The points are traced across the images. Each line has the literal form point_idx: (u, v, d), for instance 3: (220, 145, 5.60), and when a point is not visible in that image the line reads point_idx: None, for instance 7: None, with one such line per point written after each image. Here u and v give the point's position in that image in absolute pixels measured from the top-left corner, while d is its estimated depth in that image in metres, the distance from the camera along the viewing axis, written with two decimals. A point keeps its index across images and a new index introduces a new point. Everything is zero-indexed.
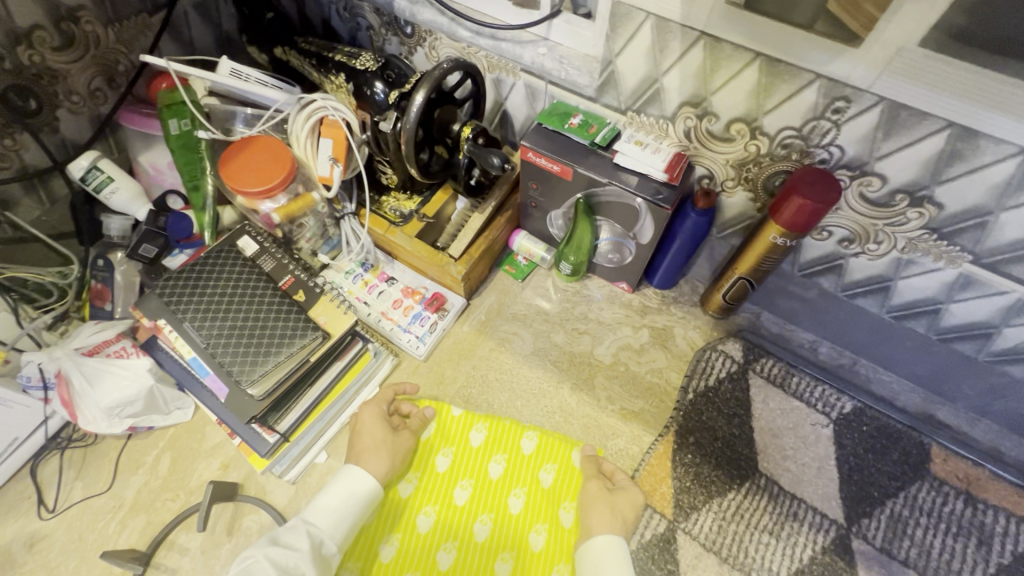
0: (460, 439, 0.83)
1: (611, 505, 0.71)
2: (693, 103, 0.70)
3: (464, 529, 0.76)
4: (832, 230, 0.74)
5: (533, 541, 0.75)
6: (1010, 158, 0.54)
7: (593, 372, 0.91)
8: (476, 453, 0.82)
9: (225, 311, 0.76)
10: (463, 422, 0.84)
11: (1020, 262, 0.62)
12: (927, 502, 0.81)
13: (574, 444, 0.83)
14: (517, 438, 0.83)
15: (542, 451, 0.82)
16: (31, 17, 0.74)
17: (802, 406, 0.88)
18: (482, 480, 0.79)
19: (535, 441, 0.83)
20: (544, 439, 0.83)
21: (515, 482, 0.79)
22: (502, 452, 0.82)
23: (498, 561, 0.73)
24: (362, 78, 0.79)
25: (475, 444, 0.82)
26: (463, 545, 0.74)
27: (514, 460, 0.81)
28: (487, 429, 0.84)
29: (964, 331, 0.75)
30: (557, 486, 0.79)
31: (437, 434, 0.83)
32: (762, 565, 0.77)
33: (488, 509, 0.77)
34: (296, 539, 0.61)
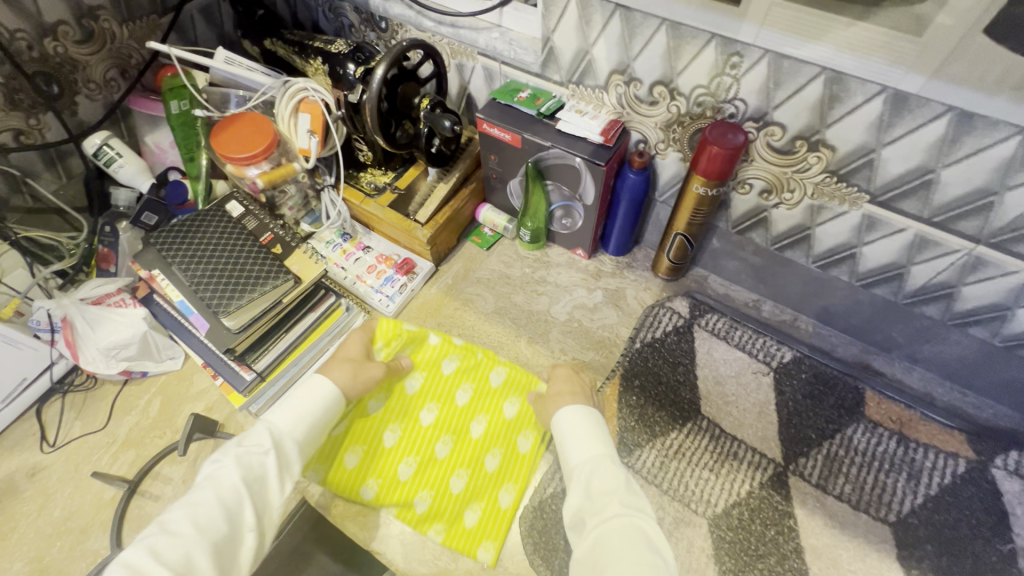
0: (432, 365, 0.92)
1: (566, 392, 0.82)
2: (620, 71, 0.80)
3: (426, 446, 0.85)
4: (752, 182, 0.81)
5: (487, 462, 0.84)
6: (876, 97, 0.62)
7: (549, 324, 0.98)
8: (450, 380, 0.90)
9: (209, 257, 0.88)
10: (439, 350, 0.93)
11: (908, 196, 0.70)
12: (862, 443, 0.85)
13: (529, 377, 0.91)
14: (489, 368, 0.92)
15: (510, 381, 0.91)
16: (58, 13, 0.87)
17: (744, 356, 0.94)
18: (448, 406, 0.88)
19: (503, 375, 0.91)
20: (512, 376, 0.91)
21: (480, 411, 0.88)
22: (468, 382, 0.90)
23: (453, 476, 0.82)
24: (335, 60, 0.91)
25: (447, 372, 0.91)
26: (422, 459, 0.84)
27: (476, 385, 0.90)
28: (458, 360, 0.92)
29: (880, 274, 0.82)
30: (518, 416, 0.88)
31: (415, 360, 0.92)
32: (701, 497, 0.81)
33: (450, 432, 0.86)
34: (257, 442, 0.67)
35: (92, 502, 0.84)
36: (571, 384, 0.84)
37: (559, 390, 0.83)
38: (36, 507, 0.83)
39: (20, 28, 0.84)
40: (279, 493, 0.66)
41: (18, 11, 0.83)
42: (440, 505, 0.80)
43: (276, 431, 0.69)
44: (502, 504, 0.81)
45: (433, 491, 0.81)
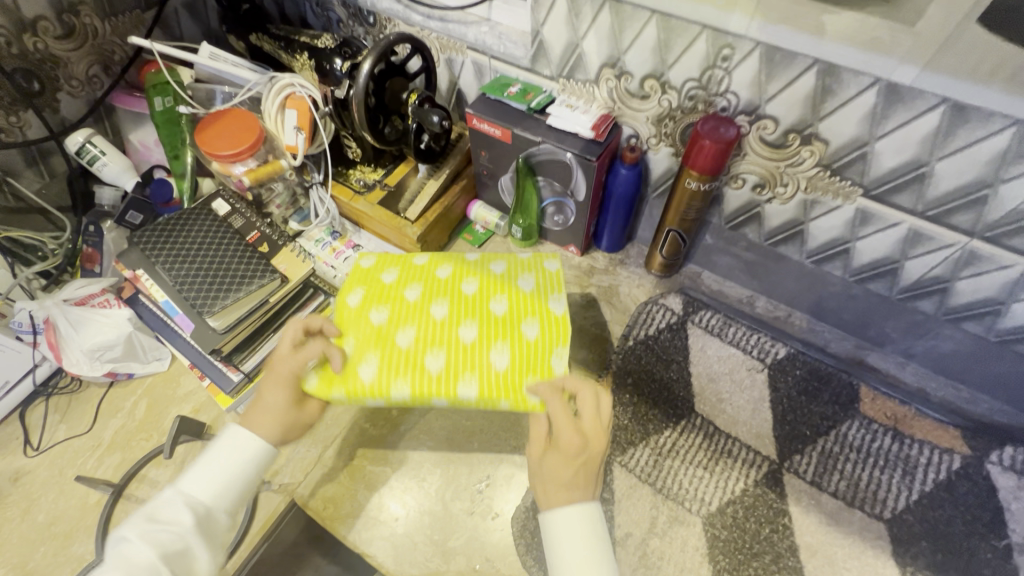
0: (427, 274, 0.78)
1: (560, 458, 0.60)
2: (610, 64, 0.79)
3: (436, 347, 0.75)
4: (745, 177, 0.80)
5: (516, 366, 0.79)
6: (869, 89, 0.62)
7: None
8: (461, 297, 0.75)
9: (194, 257, 0.86)
10: (429, 264, 0.80)
11: (902, 190, 0.69)
12: (857, 439, 0.84)
13: (556, 289, 0.76)
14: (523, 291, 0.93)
15: (532, 296, 0.75)
16: (36, 8, 0.85)
17: (738, 353, 0.93)
18: (453, 343, 0.71)
19: (529, 337, 0.71)
20: (544, 277, 0.77)
21: (494, 340, 0.71)
22: (472, 319, 0.73)
23: None
24: (322, 55, 0.90)
25: (438, 367, 0.69)
26: None
27: (455, 354, 0.70)
28: (454, 266, 0.79)
29: (874, 269, 0.81)
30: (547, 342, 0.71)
31: (404, 273, 0.78)
32: (695, 495, 0.80)
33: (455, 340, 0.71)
34: (175, 520, 0.55)
35: (77, 507, 0.82)
36: (573, 470, 0.60)
37: (548, 478, 0.60)
38: (20, 512, 0.81)
39: None
40: (210, 562, 0.55)
41: None
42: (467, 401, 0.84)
43: (198, 502, 0.58)
44: None
45: None
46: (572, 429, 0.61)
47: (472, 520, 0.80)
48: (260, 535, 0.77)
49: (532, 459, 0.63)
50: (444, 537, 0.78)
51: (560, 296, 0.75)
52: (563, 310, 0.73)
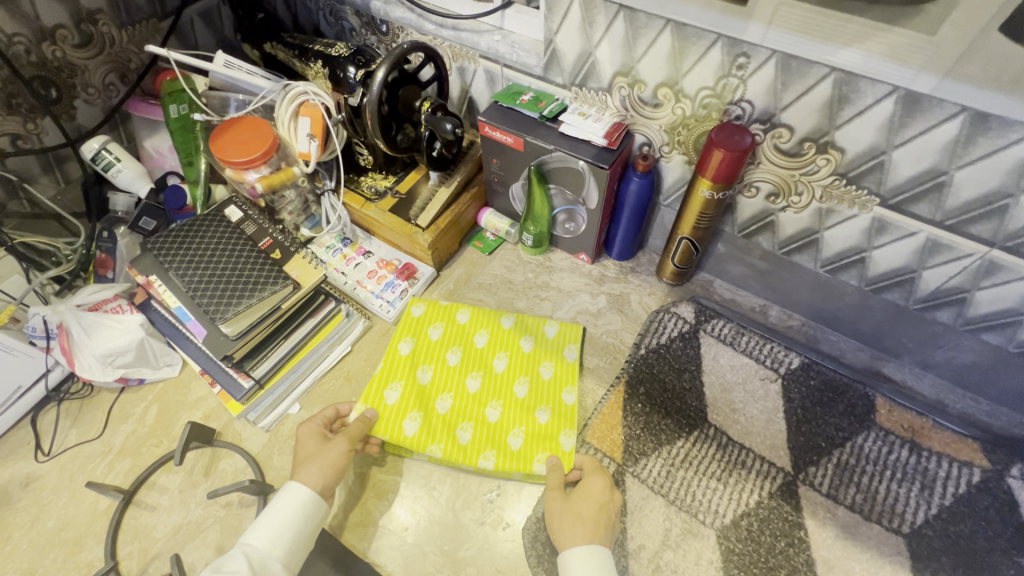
0: (466, 339, 0.94)
1: (572, 510, 0.73)
2: (623, 73, 0.79)
3: (458, 383, 0.89)
4: (759, 185, 0.80)
5: (538, 417, 0.85)
6: (886, 98, 0.61)
7: (549, 319, 0.97)
8: (492, 372, 0.90)
9: (207, 262, 0.87)
10: (467, 328, 0.95)
11: (920, 199, 0.68)
12: (874, 451, 0.83)
13: (569, 382, 0.89)
14: (540, 325, 0.96)
15: (551, 384, 0.89)
16: (56, 17, 0.87)
17: (752, 362, 0.92)
18: (489, 371, 0.90)
19: (551, 370, 0.90)
20: (561, 367, 0.91)
21: (514, 423, 0.85)
22: (498, 399, 0.87)
23: (488, 407, 0.86)
24: (336, 63, 0.90)
25: (472, 389, 0.88)
26: (457, 396, 0.87)
27: (481, 429, 0.84)
28: (490, 335, 0.94)
29: (890, 278, 0.80)
30: (557, 377, 0.90)
31: (447, 335, 0.94)
32: (709, 508, 0.79)
33: (498, 396, 0.87)
34: (235, 568, 0.63)
35: (87, 512, 0.82)
36: (596, 508, 0.73)
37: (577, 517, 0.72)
38: (30, 517, 0.81)
39: (17, 32, 0.84)
40: None
41: (16, 15, 0.83)
42: (482, 436, 0.83)
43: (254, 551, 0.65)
44: (563, 448, 0.82)
45: (473, 423, 0.84)
46: (594, 498, 0.74)
47: (483, 530, 0.79)
48: None
49: (552, 505, 0.74)
50: (454, 546, 0.78)
51: (572, 389, 0.88)
52: (573, 401, 0.87)
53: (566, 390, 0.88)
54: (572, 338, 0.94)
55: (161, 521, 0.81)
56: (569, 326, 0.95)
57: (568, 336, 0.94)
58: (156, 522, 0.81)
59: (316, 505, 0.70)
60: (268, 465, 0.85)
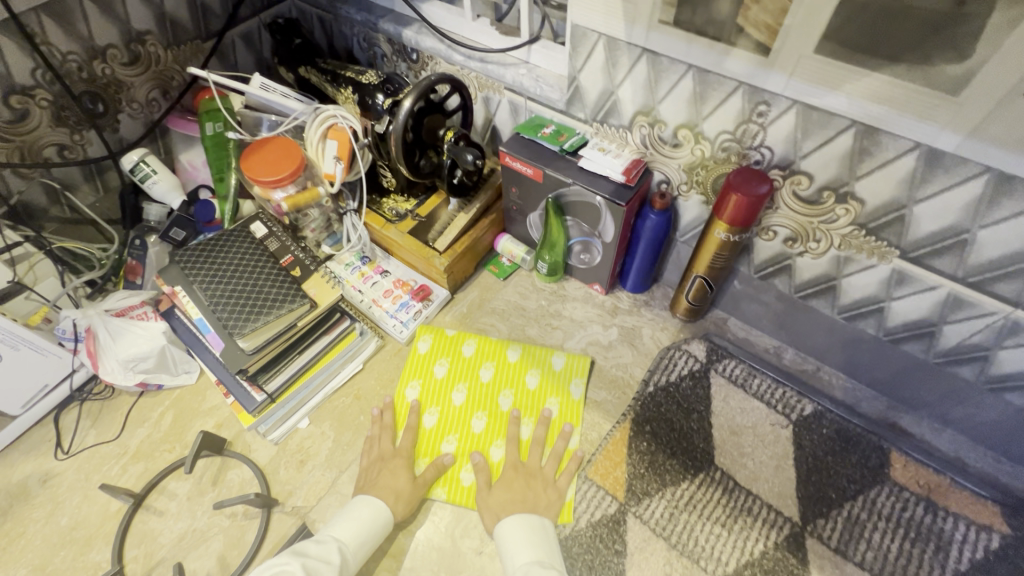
0: (472, 375, 0.94)
1: (498, 507, 0.78)
2: (644, 112, 0.80)
3: (463, 423, 0.89)
4: (776, 229, 0.80)
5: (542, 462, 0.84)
6: (908, 153, 0.61)
7: (557, 350, 0.97)
8: (497, 411, 0.90)
9: (230, 278, 0.88)
10: (473, 362, 0.96)
11: (941, 255, 0.67)
12: (886, 507, 0.81)
13: (574, 423, 0.89)
14: (547, 356, 0.96)
15: (555, 423, 0.89)
16: (108, 37, 0.94)
17: (763, 406, 0.90)
18: (493, 410, 0.90)
19: (557, 408, 0.90)
20: (567, 406, 0.91)
21: None
22: (502, 438, 0.88)
23: (493, 447, 0.87)
24: (366, 90, 0.93)
25: (477, 430, 0.88)
26: (462, 437, 0.88)
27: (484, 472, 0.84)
28: (495, 369, 0.95)
29: (910, 330, 0.78)
30: (561, 415, 0.90)
31: (453, 372, 0.95)
32: (711, 555, 0.78)
33: (502, 435, 0.88)
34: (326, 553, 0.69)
35: (99, 513, 0.84)
36: (509, 489, 0.80)
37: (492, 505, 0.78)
38: (45, 514, 0.84)
39: (71, 51, 0.91)
40: None
41: (71, 36, 0.90)
42: None
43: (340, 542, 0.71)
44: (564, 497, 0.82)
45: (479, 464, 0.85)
46: (507, 484, 0.81)
47: (480, 561, 0.78)
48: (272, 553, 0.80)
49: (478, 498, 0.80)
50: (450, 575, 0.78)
51: (575, 429, 0.88)
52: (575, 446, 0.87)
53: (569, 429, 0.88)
54: (579, 373, 0.94)
55: (168, 527, 0.83)
56: (577, 358, 0.96)
57: (575, 369, 0.94)
58: (163, 528, 0.83)
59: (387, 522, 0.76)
60: (274, 478, 0.86)
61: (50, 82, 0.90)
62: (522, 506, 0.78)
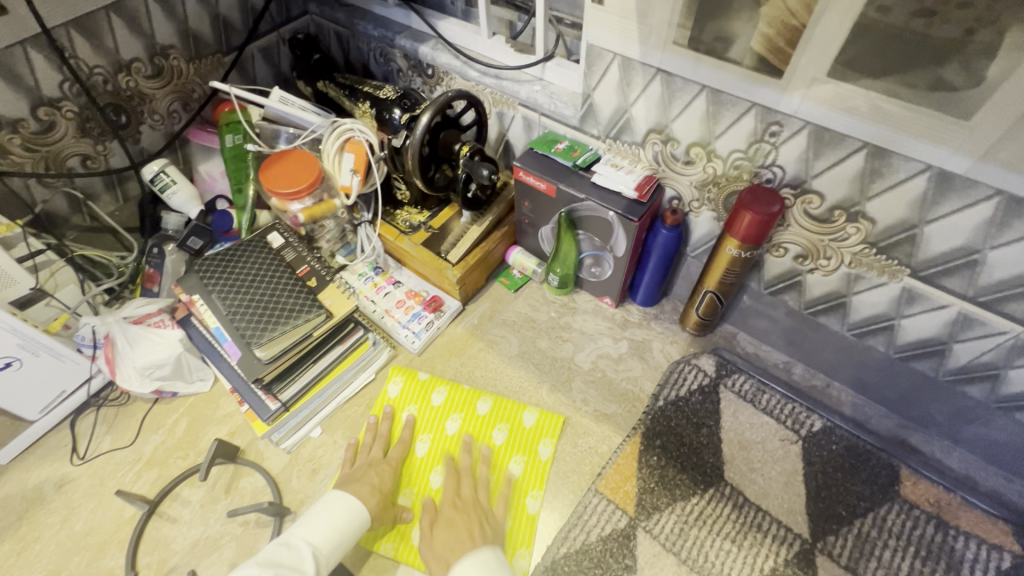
0: (438, 425, 0.92)
1: (450, 526, 0.76)
2: (657, 130, 0.81)
3: (422, 477, 0.87)
4: (787, 246, 0.81)
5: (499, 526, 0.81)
6: (920, 175, 0.62)
7: (529, 403, 0.94)
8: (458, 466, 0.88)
9: (247, 288, 0.89)
10: (441, 412, 0.93)
11: (952, 274, 0.68)
12: (897, 524, 0.81)
13: (536, 486, 0.85)
14: (518, 413, 0.93)
15: (519, 484, 0.85)
16: (132, 51, 0.97)
17: (773, 421, 0.91)
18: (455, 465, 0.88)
19: (521, 467, 0.87)
20: (533, 466, 0.87)
21: None
22: None
23: None
24: (383, 105, 0.95)
25: (434, 485, 0.86)
26: (420, 491, 0.86)
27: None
28: (463, 420, 0.92)
29: (920, 348, 0.79)
30: (525, 476, 0.86)
31: (418, 421, 0.92)
32: (721, 570, 0.78)
33: None
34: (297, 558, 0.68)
35: (113, 519, 0.85)
36: (453, 525, 0.77)
37: (438, 541, 0.75)
38: (60, 519, 0.85)
39: (98, 64, 0.93)
40: None
41: (98, 50, 0.92)
42: None
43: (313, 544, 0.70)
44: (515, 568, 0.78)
45: None
46: (451, 522, 0.77)
47: None
48: None
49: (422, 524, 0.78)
50: None
51: (538, 495, 0.84)
52: (536, 511, 0.83)
53: (531, 493, 0.85)
54: (551, 433, 0.90)
55: (181, 534, 0.83)
56: (550, 415, 0.92)
57: (547, 427, 0.91)
58: (176, 535, 0.83)
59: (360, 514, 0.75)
60: (286, 487, 0.87)
61: (76, 94, 0.93)
62: (469, 538, 0.75)
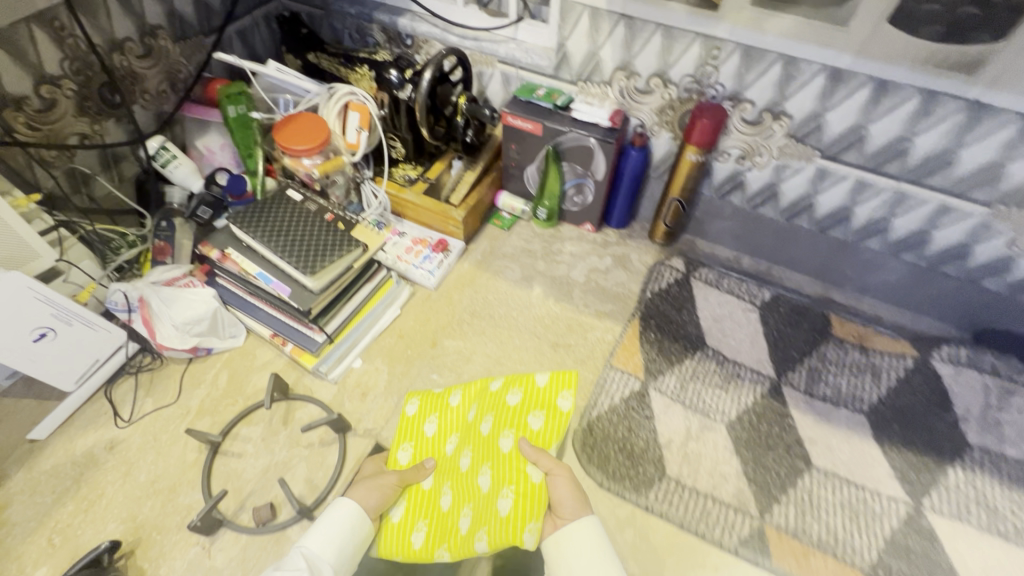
0: (460, 421, 0.89)
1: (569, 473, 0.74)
2: (622, 67, 1.01)
3: (454, 467, 0.82)
4: (730, 151, 1.03)
5: (532, 473, 0.75)
6: (819, 74, 0.86)
7: (540, 309, 1.11)
8: (482, 440, 0.82)
9: (283, 233, 0.96)
10: (461, 409, 0.90)
11: (848, 149, 0.93)
12: (835, 355, 1.05)
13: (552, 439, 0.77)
14: (529, 375, 0.86)
15: (536, 437, 0.78)
16: (125, 31, 1.00)
17: (734, 298, 1.13)
18: (478, 440, 0.82)
19: (539, 414, 0.80)
20: (552, 417, 0.80)
21: (502, 484, 0.75)
22: (488, 463, 0.79)
23: (480, 476, 0.78)
24: (381, 67, 1.06)
25: (464, 467, 0.81)
26: (457, 482, 0.79)
27: (478, 509, 0.74)
28: (478, 403, 0.89)
29: (832, 217, 1.05)
30: (544, 427, 0.79)
31: (442, 427, 0.89)
32: (718, 408, 0.98)
33: (488, 460, 0.79)
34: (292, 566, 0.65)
35: (176, 465, 0.89)
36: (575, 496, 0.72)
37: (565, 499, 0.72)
38: (120, 474, 0.88)
39: (94, 43, 0.96)
40: None
41: (95, 29, 0.95)
42: (481, 516, 0.73)
43: (308, 551, 0.67)
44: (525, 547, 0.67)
45: (472, 505, 0.75)
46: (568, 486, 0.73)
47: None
48: (354, 471, 0.89)
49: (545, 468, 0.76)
50: None
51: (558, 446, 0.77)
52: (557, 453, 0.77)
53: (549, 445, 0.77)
54: (567, 382, 0.82)
55: (249, 464, 0.89)
56: (563, 372, 0.84)
57: (563, 381, 0.82)
58: (245, 466, 0.89)
59: (357, 511, 0.73)
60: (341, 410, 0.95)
61: (75, 72, 0.95)
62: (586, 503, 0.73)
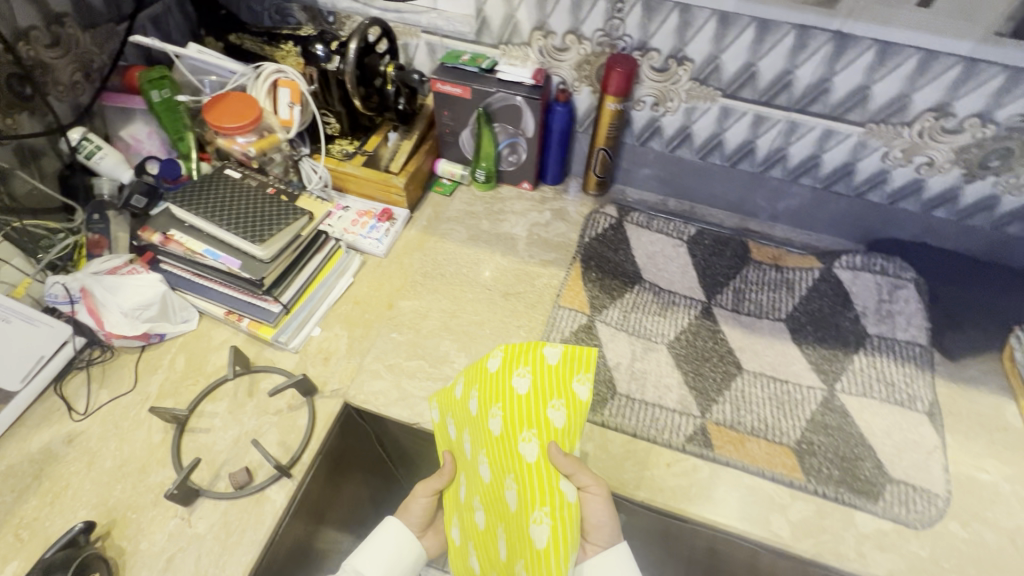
0: (468, 416, 0.83)
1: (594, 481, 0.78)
2: (539, 27, 1.08)
3: (475, 472, 0.83)
4: (645, 99, 1.13)
5: (564, 490, 0.73)
6: (711, 18, 0.96)
7: (489, 263, 1.17)
8: (497, 445, 0.78)
9: (226, 209, 0.97)
10: (465, 400, 0.85)
11: (744, 87, 1.05)
12: (754, 275, 1.18)
13: (567, 443, 0.76)
14: (539, 351, 0.80)
15: (559, 434, 0.75)
16: (29, 19, 0.97)
17: (664, 236, 1.24)
18: (491, 443, 0.79)
19: (562, 411, 0.75)
20: (573, 411, 0.75)
21: (532, 507, 0.74)
22: (510, 474, 0.77)
23: (506, 490, 0.77)
24: (306, 42, 1.08)
25: (486, 478, 0.80)
26: (484, 491, 0.81)
27: (510, 525, 0.77)
28: (481, 393, 0.82)
29: (738, 152, 1.17)
30: (568, 423, 0.75)
31: (458, 426, 0.86)
32: (657, 331, 1.08)
33: (509, 470, 0.77)
34: None
35: (143, 446, 0.89)
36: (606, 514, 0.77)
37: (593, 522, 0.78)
38: (85, 464, 0.87)
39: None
40: None
41: None
42: (513, 533, 0.76)
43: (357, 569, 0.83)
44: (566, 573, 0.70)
45: (503, 519, 0.78)
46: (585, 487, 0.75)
47: None
48: (326, 429, 0.92)
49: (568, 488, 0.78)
50: None
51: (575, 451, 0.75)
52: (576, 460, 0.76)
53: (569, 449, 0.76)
54: (582, 364, 0.76)
55: (220, 437, 0.91)
56: (577, 348, 0.78)
57: (578, 360, 0.77)
58: (216, 439, 0.90)
59: (402, 529, 0.87)
60: None
61: None
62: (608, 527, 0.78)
